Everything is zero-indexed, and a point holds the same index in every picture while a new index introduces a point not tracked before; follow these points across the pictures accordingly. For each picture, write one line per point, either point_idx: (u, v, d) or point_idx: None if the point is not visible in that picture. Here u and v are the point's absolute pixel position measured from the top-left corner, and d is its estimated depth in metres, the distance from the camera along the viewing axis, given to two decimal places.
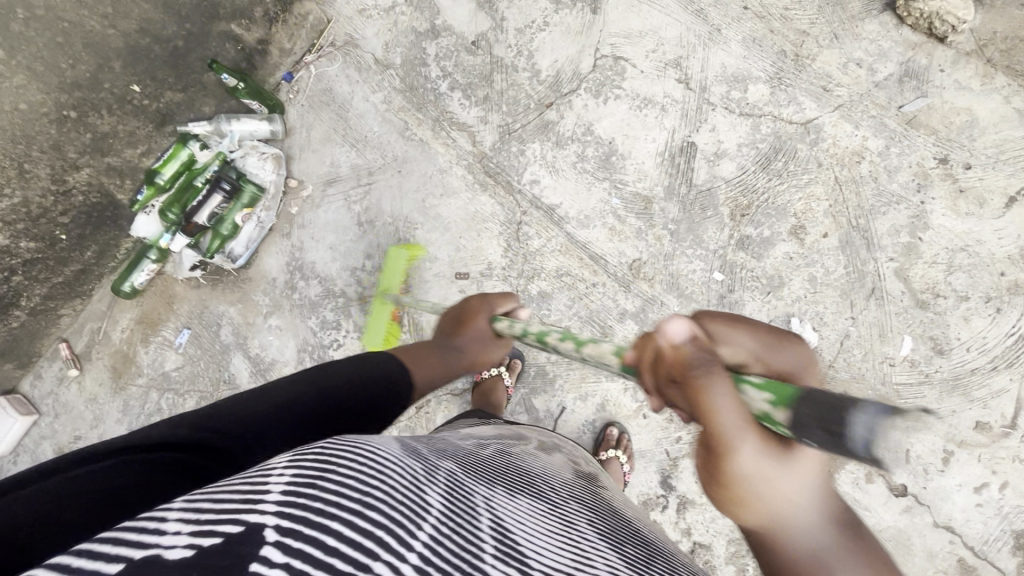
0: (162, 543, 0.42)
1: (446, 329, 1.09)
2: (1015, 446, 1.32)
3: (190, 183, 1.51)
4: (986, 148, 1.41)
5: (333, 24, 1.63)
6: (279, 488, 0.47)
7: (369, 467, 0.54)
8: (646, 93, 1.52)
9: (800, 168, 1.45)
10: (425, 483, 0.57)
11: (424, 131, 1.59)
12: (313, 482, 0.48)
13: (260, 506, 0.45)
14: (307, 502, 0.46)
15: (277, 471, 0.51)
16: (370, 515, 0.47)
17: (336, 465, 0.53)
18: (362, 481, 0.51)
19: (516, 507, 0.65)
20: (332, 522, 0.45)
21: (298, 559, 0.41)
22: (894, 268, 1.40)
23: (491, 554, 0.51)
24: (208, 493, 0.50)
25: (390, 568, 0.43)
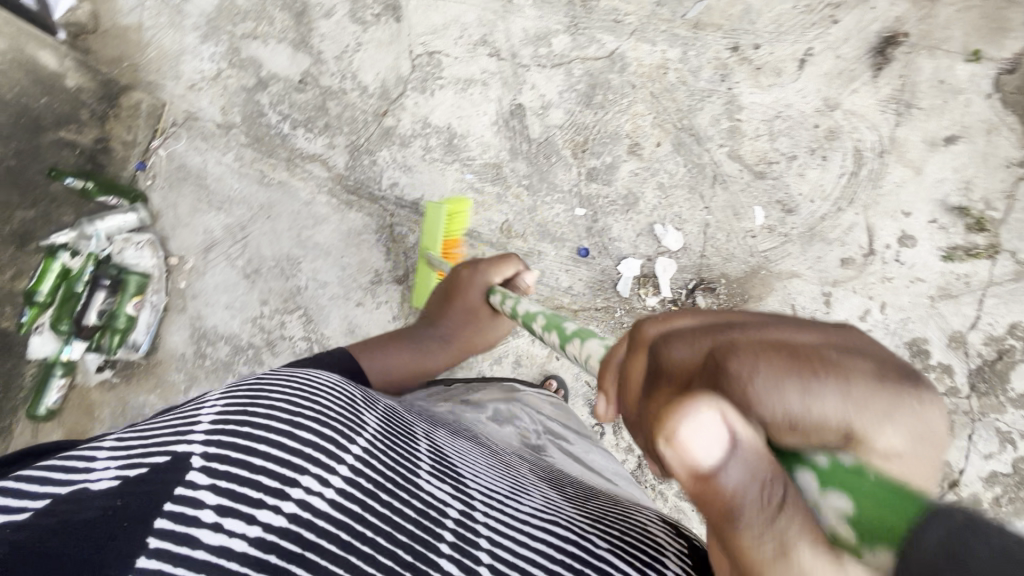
0: (93, 475, 0.55)
1: (437, 303, 1.29)
2: (879, 269, 1.44)
3: (71, 290, 1.57)
4: (767, 26, 1.56)
5: (168, 105, 1.71)
6: (209, 422, 0.61)
7: (301, 397, 0.69)
8: (466, 75, 1.64)
9: (618, 95, 1.58)
10: (359, 415, 0.73)
11: (280, 173, 1.67)
12: (240, 416, 0.62)
13: (190, 437, 0.59)
14: (231, 432, 0.60)
15: (204, 411, 0.65)
16: (300, 435, 0.62)
17: (267, 396, 0.68)
18: (291, 409, 0.66)
19: (449, 446, 0.83)
20: (256, 447, 0.59)
21: (224, 480, 0.55)
22: (726, 152, 1.52)
23: (427, 474, 0.69)
24: (137, 431, 0.65)
25: (317, 481, 0.59)
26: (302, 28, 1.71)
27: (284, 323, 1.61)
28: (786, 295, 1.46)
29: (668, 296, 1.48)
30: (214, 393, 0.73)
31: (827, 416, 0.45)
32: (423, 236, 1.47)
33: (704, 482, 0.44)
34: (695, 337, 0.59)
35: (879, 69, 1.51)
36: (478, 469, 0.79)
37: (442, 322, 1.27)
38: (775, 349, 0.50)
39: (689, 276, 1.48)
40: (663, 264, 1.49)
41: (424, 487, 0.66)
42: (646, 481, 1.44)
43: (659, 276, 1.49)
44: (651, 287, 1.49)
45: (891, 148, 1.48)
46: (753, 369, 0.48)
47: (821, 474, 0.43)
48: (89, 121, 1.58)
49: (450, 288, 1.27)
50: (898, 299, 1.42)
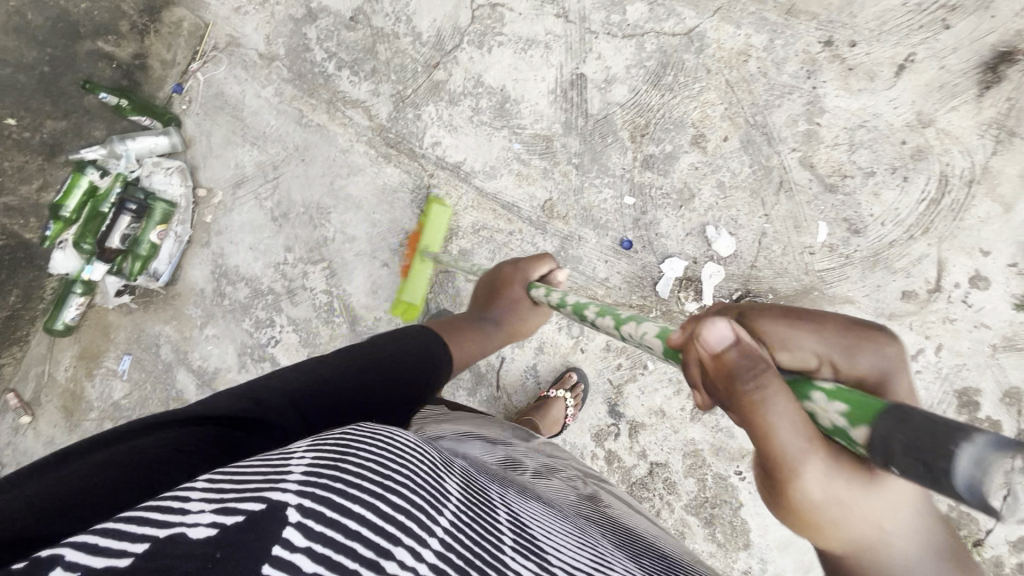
0: (189, 516, 0.36)
1: (482, 300, 1.14)
2: (943, 308, 1.33)
3: (97, 210, 1.53)
4: (868, 21, 1.40)
5: (212, 27, 1.62)
6: (304, 465, 0.41)
7: (388, 447, 0.47)
8: (528, 34, 1.51)
9: (690, 78, 1.45)
10: (441, 471, 0.50)
11: (320, 115, 1.58)
12: (336, 459, 0.41)
13: (282, 483, 0.38)
14: (332, 483, 0.39)
15: (297, 453, 0.44)
16: (392, 501, 0.40)
17: (358, 443, 0.46)
18: (382, 462, 0.43)
19: (542, 509, 0.59)
20: (354, 504, 0.38)
21: (320, 544, 0.35)
22: (798, 158, 1.40)
23: (512, 546, 0.45)
24: (232, 470, 0.44)
25: (412, 554, 0.38)
26: None
27: (306, 273, 1.57)
28: None
29: (709, 304, 1.40)
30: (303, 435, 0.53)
31: (812, 349, 0.56)
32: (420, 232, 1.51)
33: (721, 368, 0.53)
34: (779, 317, 0.59)
35: (986, 88, 1.35)
36: (579, 537, 0.56)
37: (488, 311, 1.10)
38: (789, 314, 0.59)
39: (735, 285, 1.39)
40: (711, 270, 1.40)
41: (515, 567, 0.42)
42: (655, 489, 1.39)
43: (703, 282, 1.40)
44: (692, 291, 1.41)
45: (982, 178, 1.34)
46: (772, 329, 0.58)
47: (827, 392, 0.49)
48: (128, 34, 1.49)
49: (490, 287, 1.14)
50: (957, 342, 1.32)
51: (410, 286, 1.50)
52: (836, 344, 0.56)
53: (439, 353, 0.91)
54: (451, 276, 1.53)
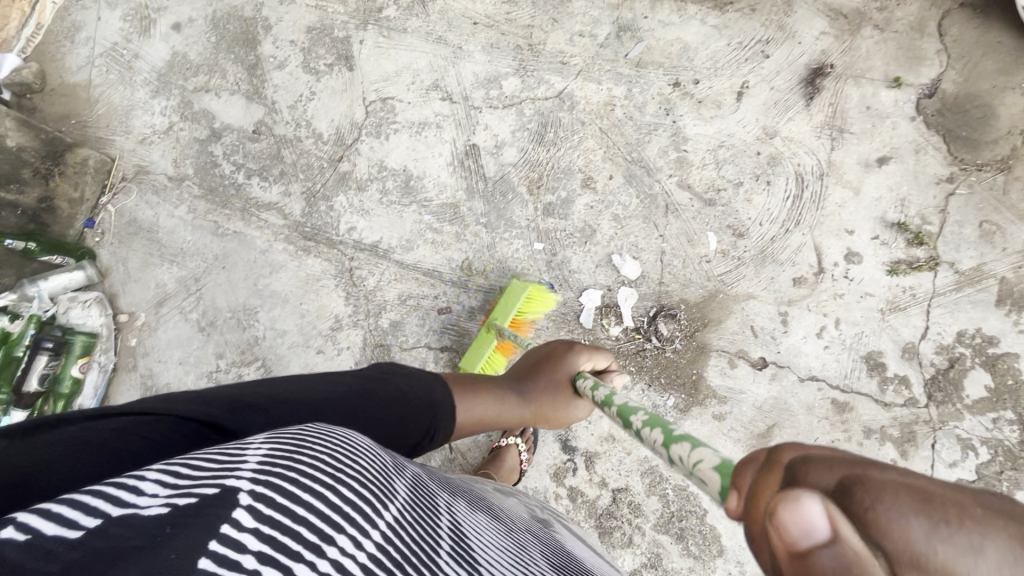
0: (147, 497, 0.42)
1: (524, 369, 1.24)
2: (830, 286, 1.48)
3: (11, 356, 1.47)
4: (703, 62, 1.64)
5: (118, 161, 1.70)
6: (260, 459, 0.49)
7: (341, 453, 0.57)
8: (419, 118, 1.67)
9: (569, 132, 1.62)
10: (388, 479, 0.59)
11: (235, 223, 1.65)
12: (288, 455, 0.50)
13: (237, 473, 0.46)
14: (282, 472, 0.47)
15: (250, 450, 0.52)
16: (341, 489, 0.49)
17: (313, 445, 0.55)
18: (333, 463, 0.52)
19: (475, 521, 0.70)
20: (303, 493, 0.45)
21: (268, 526, 0.41)
22: (676, 181, 1.57)
23: (450, 554, 0.54)
24: (190, 457, 0.51)
25: (352, 542, 0.44)
26: (255, 80, 1.74)
27: (241, 376, 1.56)
28: (745, 316, 1.48)
29: (631, 326, 1.49)
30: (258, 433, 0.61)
31: None
32: (499, 305, 1.47)
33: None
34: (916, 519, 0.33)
35: (811, 98, 1.60)
36: (494, 541, 0.66)
37: (526, 385, 1.19)
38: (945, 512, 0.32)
39: (649, 303, 1.50)
40: (625, 293, 1.51)
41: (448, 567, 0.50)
42: (623, 517, 1.40)
43: (622, 305, 1.50)
44: (613, 316, 1.50)
45: (830, 171, 1.55)
46: (903, 533, 0.32)
47: None
48: (31, 180, 1.54)
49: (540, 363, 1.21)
50: (851, 314, 1.46)
51: (472, 355, 1.47)
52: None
53: (448, 403, 1.04)
54: (385, 349, 1.55)
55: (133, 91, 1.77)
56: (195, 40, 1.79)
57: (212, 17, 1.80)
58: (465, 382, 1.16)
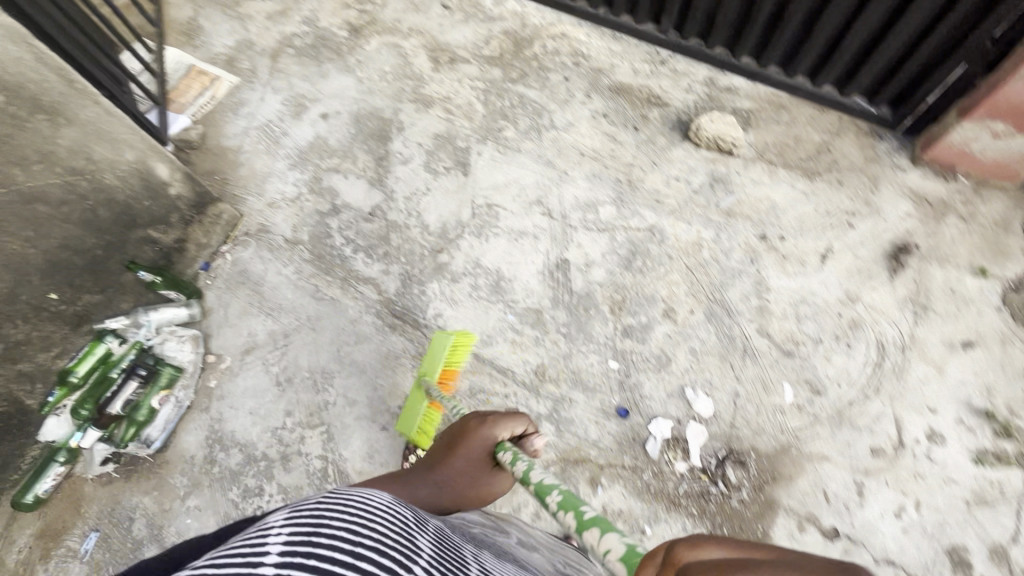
0: None
1: (433, 455, 1.05)
2: (911, 463, 1.43)
3: (105, 376, 1.57)
4: (790, 221, 1.76)
5: (246, 218, 1.90)
6: (281, 549, 0.52)
7: (361, 517, 0.59)
8: (519, 227, 1.81)
9: (656, 263, 1.73)
10: (411, 532, 0.63)
11: (334, 290, 1.77)
12: (309, 537, 0.53)
13: (259, 571, 0.49)
14: (302, 565, 0.50)
15: (273, 531, 0.55)
16: (362, 566, 0.52)
17: (332, 517, 0.58)
18: (352, 534, 0.56)
19: (500, 565, 0.74)
20: None
21: None
22: (756, 328, 1.61)
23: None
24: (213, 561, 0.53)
25: None
26: (381, 170, 1.96)
27: (304, 438, 1.59)
28: (818, 478, 1.44)
29: (698, 464, 1.47)
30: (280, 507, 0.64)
31: None
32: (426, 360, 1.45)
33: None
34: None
35: (894, 272, 1.66)
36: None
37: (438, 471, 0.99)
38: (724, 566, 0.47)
39: (719, 444, 1.48)
40: (695, 429, 1.50)
41: None
42: None
43: (690, 441, 1.49)
44: (680, 451, 1.48)
45: (912, 345, 1.56)
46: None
47: None
48: (176, 224, 1.68)
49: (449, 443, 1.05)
50: (933, 499, 1.40)
51: (406, 419, 1.44)
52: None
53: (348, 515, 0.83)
54: None
55: (274, 161, 2.02)
56: (337, 129, 2.06)
57: (356, 114, 2.09)
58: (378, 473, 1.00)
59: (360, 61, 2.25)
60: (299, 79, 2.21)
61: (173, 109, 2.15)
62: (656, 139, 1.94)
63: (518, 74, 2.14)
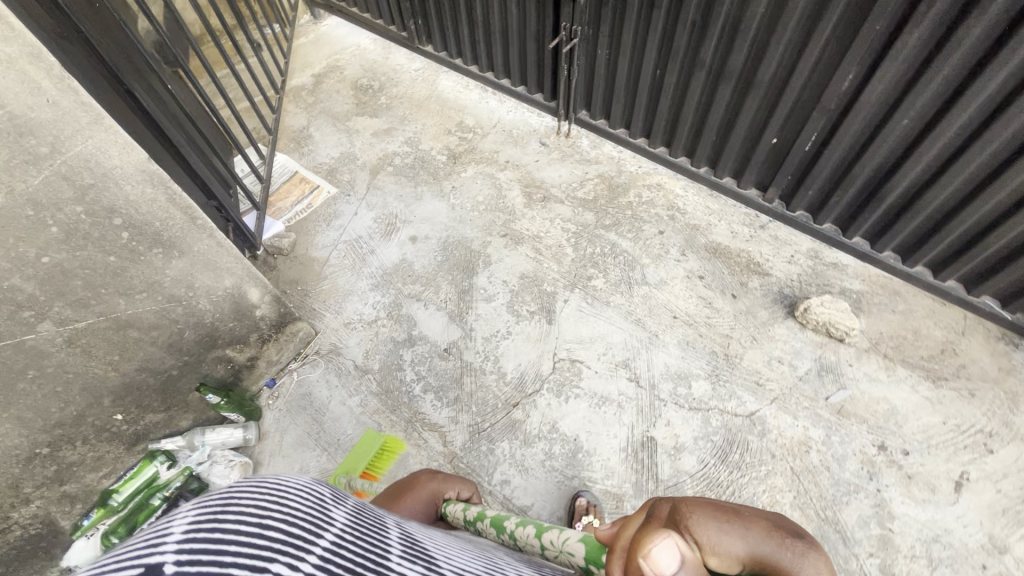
0: None
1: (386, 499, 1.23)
2: None
3: (146, 500, 1.45)
4: (915, 433, 1.54)
5: (320, 336, 1.85)
6: (181, 531, 0.42)
7: (270, 495, 0.50)
8: (602, 390, 1.68)
9: (756, 459, 1.53)
10: (332, 504, 0.56)
11: (396, 432, 1.65)
12: (205, 511, 0.45)
13: (151, 551, 0.40)
14: (203, 536, 0.42)
15: (168, 518, 0.45)
16: (268, 530, 0.45)
17: (239, 500, 0.47)
18: (262, 504, 0.48)
19: (433, 540, 0.67)
20: (225, 547, 0.41)
21: None
22: (878, 565, 1.36)
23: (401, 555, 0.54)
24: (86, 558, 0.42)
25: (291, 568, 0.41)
26: (462, 304, 1.90)
27: None
28: None
29: None
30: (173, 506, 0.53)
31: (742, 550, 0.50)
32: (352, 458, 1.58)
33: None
34: (710, 510, 0.53)
35: None
36: (455, 551, 0.65)
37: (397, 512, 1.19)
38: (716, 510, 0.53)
39: None
40: None
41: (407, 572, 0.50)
42: None
43: None
44: None
45: None
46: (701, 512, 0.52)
47: None
48: (253, 342, 1.62)
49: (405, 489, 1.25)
50: None
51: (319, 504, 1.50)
52: (730, 537, 0.51)
53: None
54: None
55: (357, 279, 2.00)
56: (423, 254, 2.06)
57: (444, 240, 2.09)
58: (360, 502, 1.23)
59: (454, 187, 2.29)
60: (394, 197, 2.26)
61: (271, 215, 2.22)
62: (756, 311, 1.82)
63: (611, 220, 2.11)
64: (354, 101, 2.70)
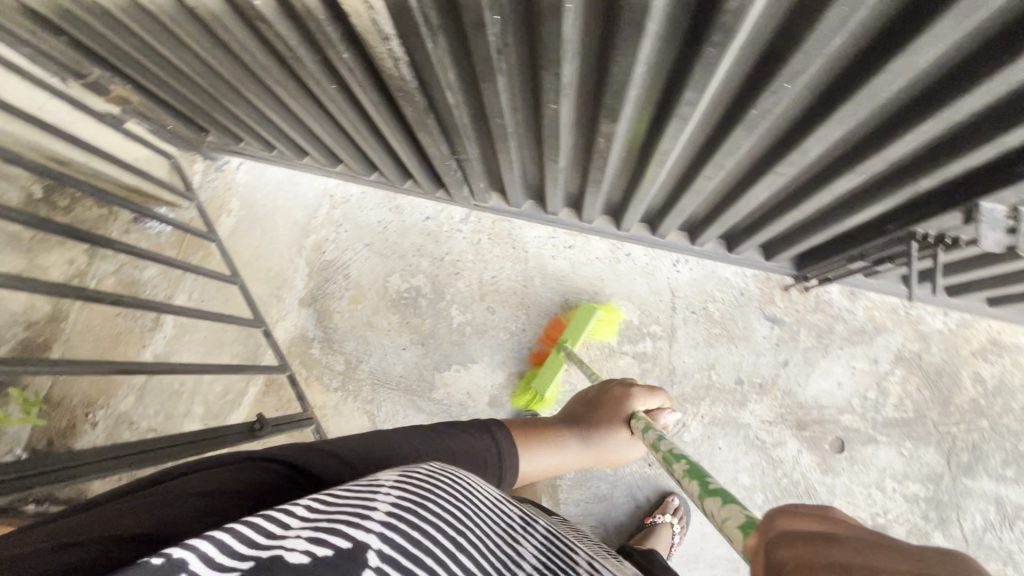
0: (286, 540, 0.34)
1: (577, 407, 1.01)
2: None
3: None
4: None
5: None
6: (390, 506, 0.41)
7: (458, 503, 0.47)
8: None
9: None
10: (519, 533, 0.50)
11: None
12: (418, 508, 0.42)
13: (369, 518, 0.39)
14: (411, 528, 0.39)
15: (381, 493, 0.44)
16: (462, 560, 0.40)
17: (438, 494, 0.47)
18: (458, 520, 0.44)
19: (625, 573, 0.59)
20: (427, 555, 0.38)
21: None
22: None
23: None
24: (321, 501, 0.43)
25: None
26: None
27: None
28: None
29: None
30: (387, 470, 0.54)
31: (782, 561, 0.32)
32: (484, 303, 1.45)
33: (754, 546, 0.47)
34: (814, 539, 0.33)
35: None
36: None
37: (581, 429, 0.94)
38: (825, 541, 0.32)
39: None
40: None
41: None
42: None
43: None
44: None
45: None
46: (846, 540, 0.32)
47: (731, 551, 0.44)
48: None
49: (592, 402, 1.00)
50: None
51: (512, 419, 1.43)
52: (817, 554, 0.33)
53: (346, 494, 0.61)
54: None
55: None
56: None
57: None
58: (524, 428, 0.94)
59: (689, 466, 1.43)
60: (613, 527, 1.40)
61: None
62: None
63: (967, 451, 1.34)
64: (412, 337, 1.57)
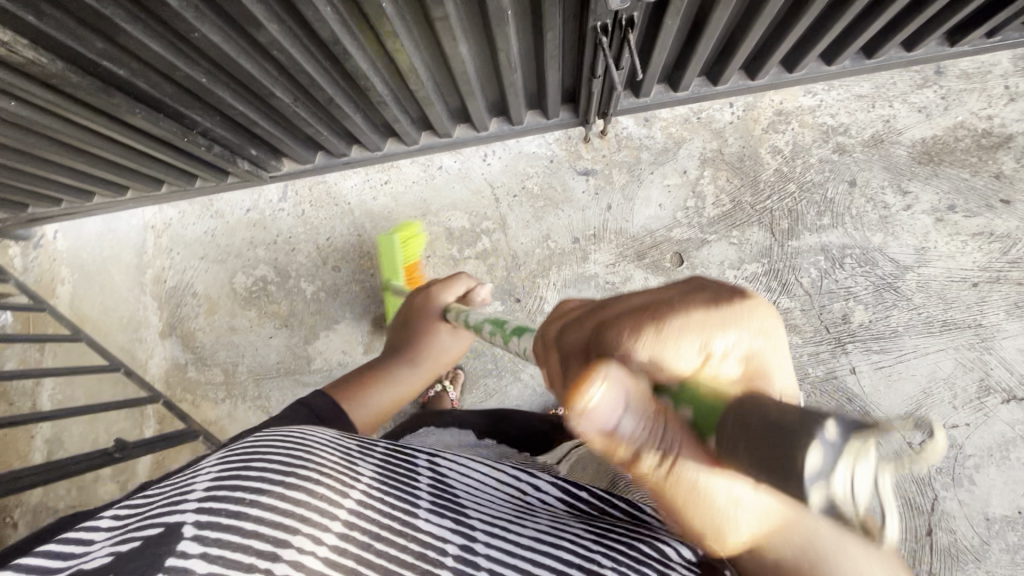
0: (88, 553, 0.38)
1: (393, 341, 1.05)
2: None
3: None
4: None
5: None
6: (205, 483, 0.44)
7: (296, 447, 0.50)
8: (997, 439, 1.30)
9: None
10: (357, 456, 0.53)
11: None
12: (236, 472, 0.45)
13: (182, 505, 0.41)
14: (230, 489, 0.42)
15: (201, 473, 0.46)
16: (293, 494, 0.43)
17: (263, 450, 0.49)
18: (287, 463, 0.46)
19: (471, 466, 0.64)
20: (250, 510, 0.41)
21: (217, 547, 0.38)
22: None
23: (431, 506, 0.50)
24: (137, 502, 0.46)
25: (310, 539, 0.41)
26: None
27: None
28: None
29: None
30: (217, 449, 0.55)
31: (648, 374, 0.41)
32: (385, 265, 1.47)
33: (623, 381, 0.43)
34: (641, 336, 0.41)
35: None
36: (498, 493, 0.60)
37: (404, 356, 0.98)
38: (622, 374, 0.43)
39: None
40: None
41: (427, 526, 0.47)
42: None
43: None
44: None
45: None
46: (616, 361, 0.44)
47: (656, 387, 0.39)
48: None
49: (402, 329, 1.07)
50: None
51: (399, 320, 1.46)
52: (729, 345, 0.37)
53: None
54: None
55: None
56: None
57: None
58: (352, 383, 0.90)
59: None
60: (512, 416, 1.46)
61: None
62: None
63: (786, 216, 1.42)
64: (275, 325, 1.59)
